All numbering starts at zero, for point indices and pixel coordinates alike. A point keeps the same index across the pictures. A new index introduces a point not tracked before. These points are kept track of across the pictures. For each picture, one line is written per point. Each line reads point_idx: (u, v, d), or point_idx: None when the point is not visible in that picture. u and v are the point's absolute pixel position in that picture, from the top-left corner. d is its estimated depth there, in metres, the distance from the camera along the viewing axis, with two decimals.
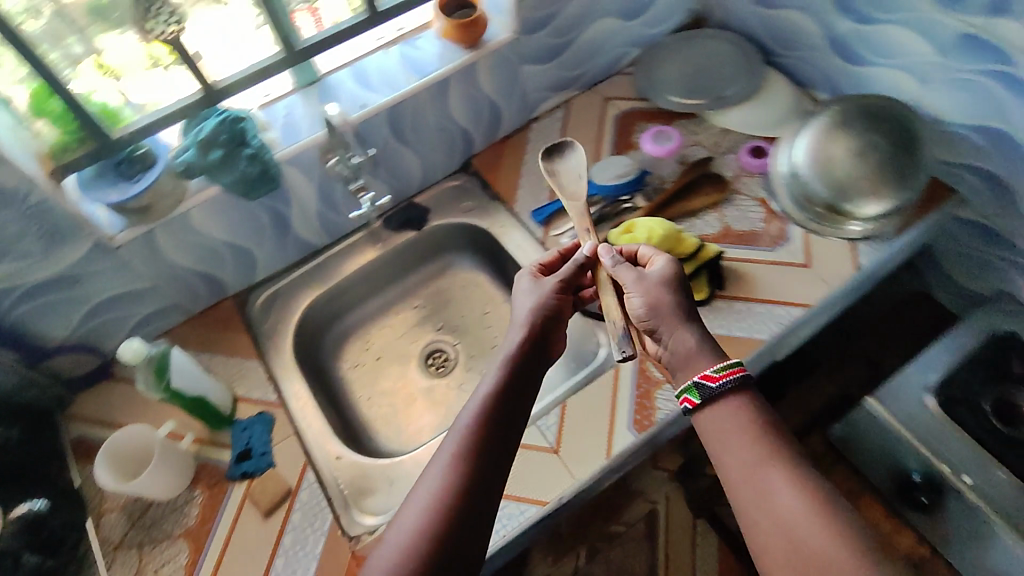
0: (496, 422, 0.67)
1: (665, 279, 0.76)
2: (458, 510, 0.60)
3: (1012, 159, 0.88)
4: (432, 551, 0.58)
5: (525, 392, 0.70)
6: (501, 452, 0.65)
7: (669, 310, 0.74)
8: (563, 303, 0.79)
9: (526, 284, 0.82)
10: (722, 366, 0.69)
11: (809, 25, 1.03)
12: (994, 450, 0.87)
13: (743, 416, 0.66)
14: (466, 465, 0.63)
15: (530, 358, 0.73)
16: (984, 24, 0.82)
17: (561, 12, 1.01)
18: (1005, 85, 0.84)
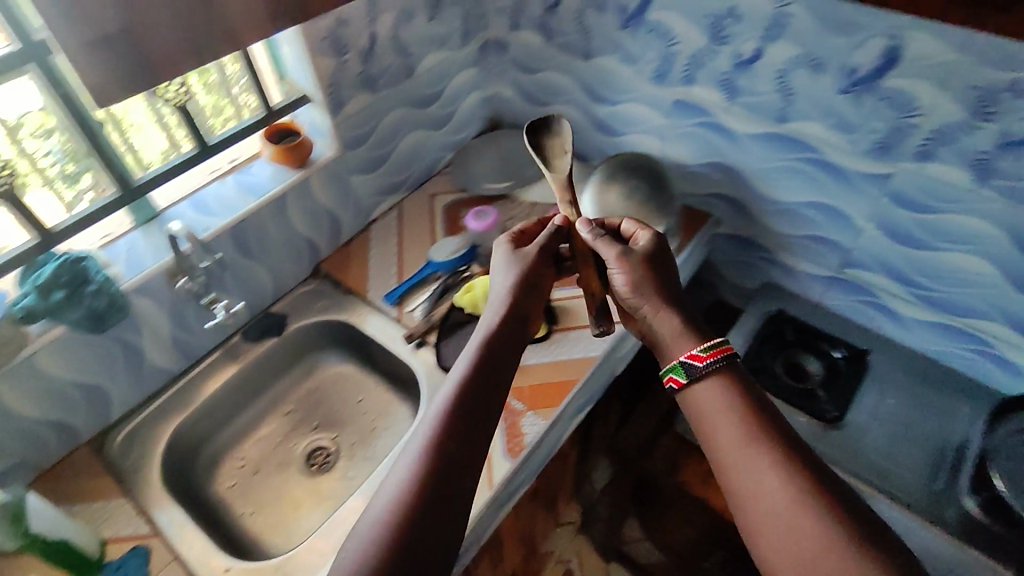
0: (471, 396, 0.73)
1: (648, 257, 0.83)
2: (438, 472, 0.66)
3: (737, 182, 1.16)
4: (415, 508, 0.63)
5: (499, 369, 0.77)
6: (478, 423, 0.71)
7: (650, 288, 0.81)
8: (537, 274, 0.87)
9: (503, 256, 0.89)
10: (707, 345, 0.75)
11: (576, 115, 1.32)
12: (792, 399, 1.05)
13: (729, 404, 0.71)
14: (444, 433, 0.69)
15: (503, 338, 0.80)
16: (685, 91, 1.11)
17: (376, 129, 1.20)
18: (713, 131, 1.13)
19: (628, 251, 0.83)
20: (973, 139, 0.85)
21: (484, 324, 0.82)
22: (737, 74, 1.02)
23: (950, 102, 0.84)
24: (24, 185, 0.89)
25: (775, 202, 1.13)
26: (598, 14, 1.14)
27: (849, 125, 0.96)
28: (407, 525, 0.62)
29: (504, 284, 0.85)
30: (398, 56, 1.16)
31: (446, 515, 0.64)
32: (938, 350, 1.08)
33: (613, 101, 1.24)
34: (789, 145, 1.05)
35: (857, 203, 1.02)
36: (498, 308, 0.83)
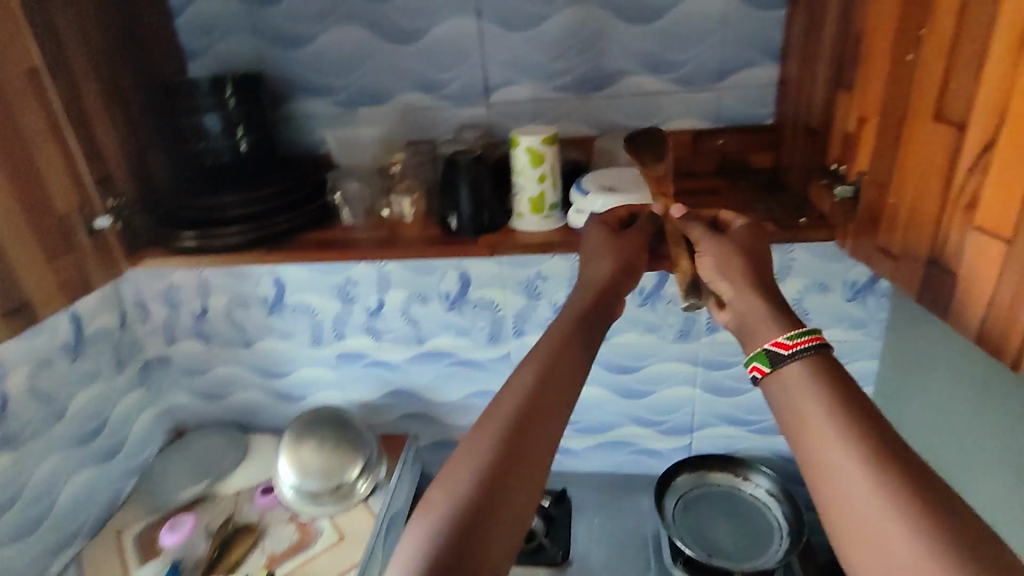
0: (551, 371, 0.64)
1: (748, 248, 0.72)
2: (512, 442, 0.57)
3: (413, 400, 1.36)
4: (484, 475, 0.55)
5: (581, 353, 0.67)
6: (560, 394, 0.63)
7: (753, 278, 0.70)
8: (624, 263, 0.74)
9: (597, 230, 0.77)
10: (794, 331, 0.63)
11: (259, 395, 1.41)
12: (531, 560, 1.17)
13: (820, 386, 0.58)
14: (523, 401, 0.61)
15: (586, 321, 0.69)
16: (341, 346, 1.32)
17: (26, 487, 1.08)
18: (378, 367, 1.33)
19: (723, 240, 0.72)
20: (539, 312, 1.22)
21: (572, 297, 0.73)
22: (373, 320, 1.27)
23: (513, 295, 1.21)
24: None
25: (447, 403, 1.35)
26: (246, 310, 1.31)
27: (464, 328, 1.25)
28: (477, 495, 0.53)
29: (588, 258, 0.75)
30: (42, 405, 1.10)
31: (521, 486, 0.56)
32: (611, 464, 1.37)
33: (286, 373, 1.37)
34: (434, 358, 1.30)
35: (499, 379, 1.30)
36: (587, 287, 0.72)
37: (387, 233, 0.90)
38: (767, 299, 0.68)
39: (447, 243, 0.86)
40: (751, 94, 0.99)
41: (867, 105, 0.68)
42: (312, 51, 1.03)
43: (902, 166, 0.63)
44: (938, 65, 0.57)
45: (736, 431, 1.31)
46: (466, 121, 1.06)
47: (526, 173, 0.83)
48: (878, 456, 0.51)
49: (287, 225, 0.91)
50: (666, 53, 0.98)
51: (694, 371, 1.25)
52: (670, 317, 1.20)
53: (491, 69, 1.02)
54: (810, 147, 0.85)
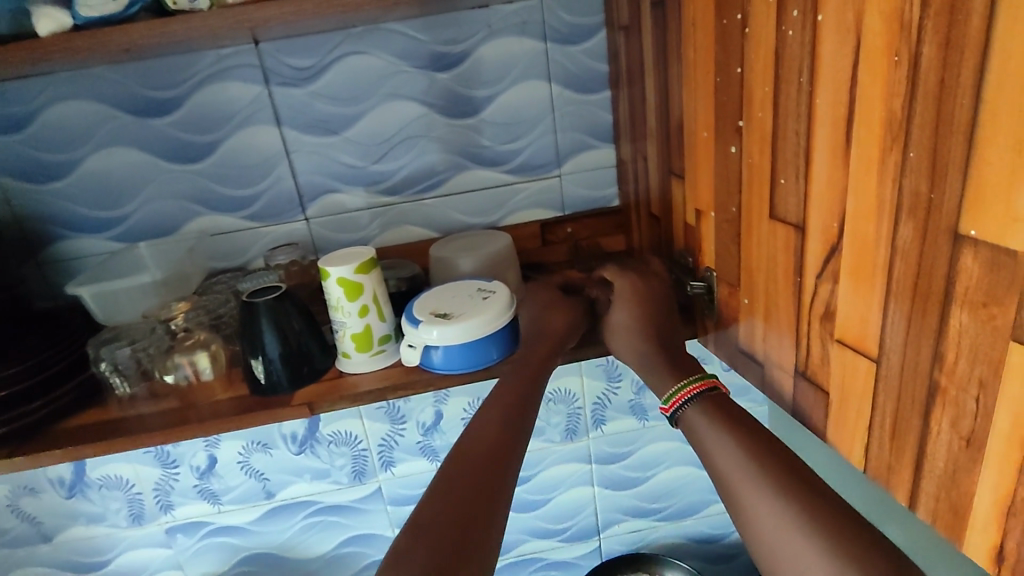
0: (511, 414, 0.61)
1: (648, 291, 0.71)
2: (477, 484, 0.54)
3: (271, 562, 1.14)
4: (455, 511, 0.51)
5: (536, 395, 0.65)
6: (503, 434, 0.59)
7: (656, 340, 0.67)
8: (573, 322, 0.71)
9: (537, 292, 0.74)
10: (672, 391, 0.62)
11: None
12: None
13: (717, 409, 0.59)
14: (487, 442, 0.58)
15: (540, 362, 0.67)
16: (167, 517, 1.08)
17: None
18: (220, 532, 1.10)
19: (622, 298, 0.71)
20: (406, 437, 1.07)
21: (528, 344, 0.69)
22: (205, 481, 1.05)
23: (374, 424, 1.05)
24: None
25: (318, 557, 1.14)
26: (35, 497, 1.03)
27: (322, 471, 1.07)
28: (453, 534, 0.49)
29: (536, 314, 0.72)
30: None
31: (494, 521, 0.52)
32: None
33: (104, 561, 1.10)
34: (290, 510, 1.10)
35: (373, 520, 1.12)
36: (544, 336, 0.69)
37: (177, 405, 0.72)
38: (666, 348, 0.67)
39: (257, 406, 0.70)
40: (591, 178, 0.93)
41: (701, 198, 0.62)
42: (76, 181, 0.85)
43: (748, 268, 0.56)
44: (764, 162, 0.50)
45: (642, 524, 1.20)
46: (283, 239, 0.91)
47: (343, 307, 0.70)
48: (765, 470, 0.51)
49: (43, 411, 0.70)
50: (497, 145, 0.90)
51: (589, 469, 1.14)
52: (553, 418, 1.08)
53: (303, 180, 0.88)
54: (656, 233, 0.79)
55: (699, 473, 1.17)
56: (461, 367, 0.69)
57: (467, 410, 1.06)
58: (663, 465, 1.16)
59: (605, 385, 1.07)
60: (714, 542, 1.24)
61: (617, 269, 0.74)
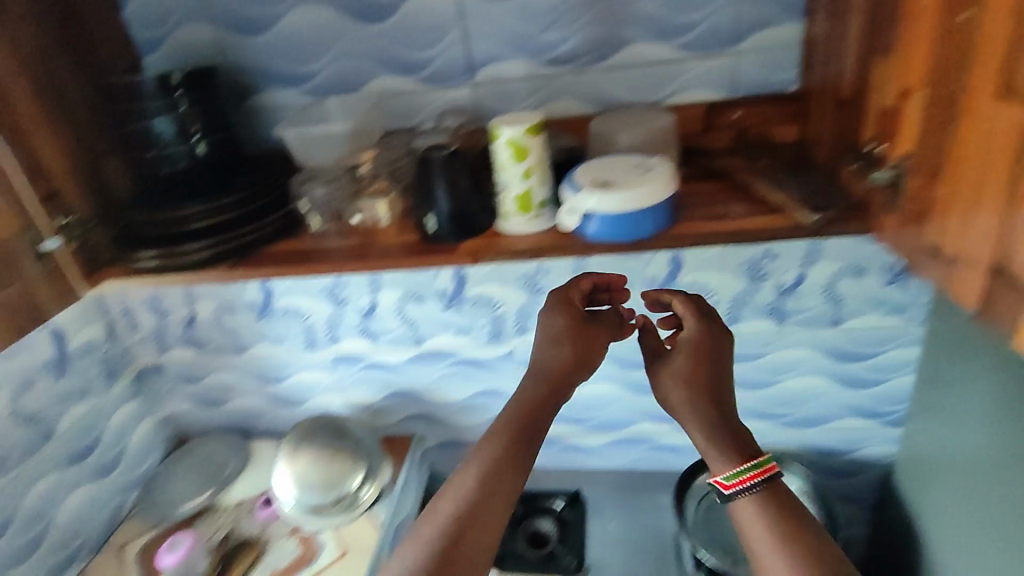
0: (512, 448, 0.77)
1: (702, 346, 0.83)
2: (472, 512, 0.71)
3: (416, 400, 1.30)
4: (453, 534, 0.70)
5: (537, 421, 0.80)
6: (503, 466, 0.75)
7: (698, 377, 0.81)
8: (589, 346, 0.86)
9: (556, 317, 0.87)
10: (736, 470, 0.73)
11: (257, 400, 1.37)
12: (542, 569, 1.11)
13: (766, 506, 0.71)
14: (492, 470, 0.75)
15: (547, 393, 0.83)
16: (334, 348, 1.26)
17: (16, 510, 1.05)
18: (375, 368, 1.27)
19: (681, 352, 0.84)
20: (542, 307, 1.14)
21: (536, 381, 0.84)
22: (367, 322, 1.21)
23: (514, 290, 1.13)
24: None
25: (453, 402, 1.29)
26: (235, 316, 1.24)
27: (464, 327, 1.18)
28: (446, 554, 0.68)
29: (549, 346, 0.86)
30: (25, 427, 1.07)
31: (478, 545, 0.70)
32: (629, 462, 1.28)
33: (283, 377, 1.32)
34: (434, 358, 1.23)
35: (502, 379, 1.23)
36: (546, 374, 0.84)
37: (358, 242, 0.83)
38: (715, 398, 0.79)
39: (424, 252, 0.78)
40: (770, 58, 0.86)
41: (911, 75, 0.57)
42: (275, 36, 0.93)
43: (954, 155, 0.51)
44: (1002, 30, 0.45)
45: (761, 426, 1.21)
46: (449, 105, 0.95)
47: (510, 169, 0.73)
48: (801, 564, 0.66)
49: (253, 236, 0.83)
50: (672, 17, 0.85)
51: None
52: None
53: (474, 45, 0.90)
54: (841, 120, 0.73)
55: (832, 386, 1.14)
56: (617, 237, 0.71)
57: None
58: (794, 372, 1.14)
59: (747, 283, 1.05)
60: (834, 455, 1.23)
61: (682, 304, 0.88)
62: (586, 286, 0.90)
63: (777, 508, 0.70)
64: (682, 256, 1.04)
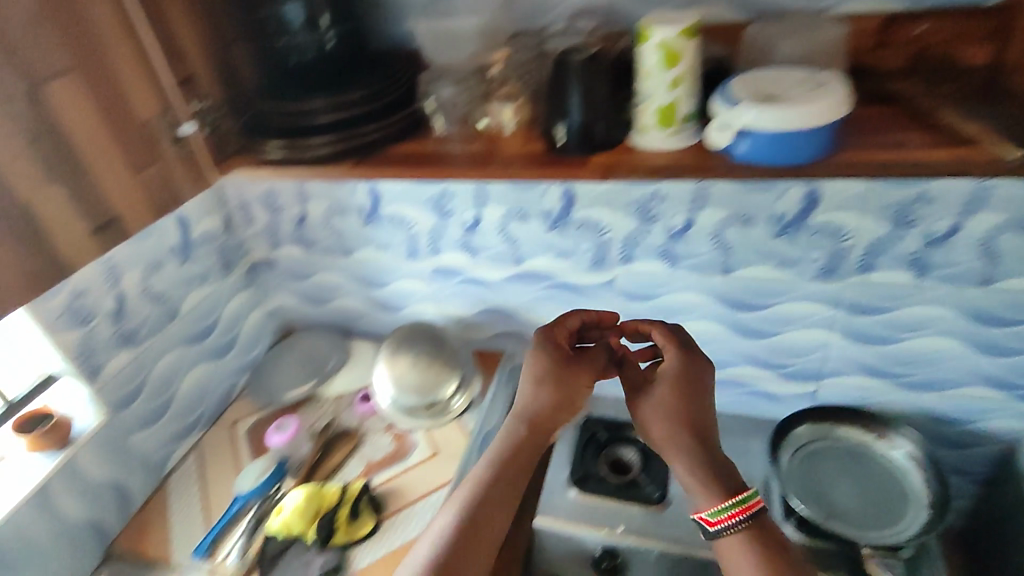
0: (498, 486, 0.88)
1: (676, 375, 0.90)
2: (463, 537, 0.83)
3: (511, 319, 1.30)
4: (448, 555, 0.81)
5: (522, 460, 0.90)
6: (489, 501, 0.86)
7: (680, 407, 0.87)
8: (572, 383, 0.94)
9: (537, 357, 0.95)
10: (718, 506, 0.80)
11: (357, 303, 1.42)
12: (624, 495, 1.11)
13: (748, 537, 0.77)
14: (478, 505, 0.86)
15: (530, 434, 0.92)
16: (435, 259, 1.26)
17: (147, 379, 1.15)
18: (474, 284, 1.27)
19: (659, 383, 0.90)
20: (652, 237, 1.08)
21: (522, 419, 0.93)
22: (469, 236, 1.20)
23: (623, 218, 1.07)
24: None
25: (547, 325, 1.28)
26: (343, 218, 1.27)
27: (566, 251, 1.15)
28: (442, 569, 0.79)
29: (528, 387, 0.94)
30: (156, 305, 1.15)
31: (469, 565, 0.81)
32: (720, 402, 1.26)
33: (383, 283, 1.35)
34: (532, 279, 1.22)
35: (600, 307, 1.20)
36: (527, 414, 0.92)
37: (482, 149, 0.80)
38: (688, 425, 0.86)
39: (549, 163, 0.74)
40: None
41: None
42: None
43: None
44: None
45: (873, 384, 1.13)
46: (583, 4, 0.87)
47: (656, 75, 0.67)
48: None
49: (377, 135, 0.82)
50: None
51: (833, 315, 1.07)
52: (813, 252, 1.01)
53: None
54: None
55: (966, 351, 1.04)
56: (771, 159, 0.64)
57: (720, 226, 1.02)
58: (923, 331, 1.04)
59: (889, 229, 0.95)
60: (951, 424, 1.14)
61: (662, 337, 0.95)
62: (564, 336, 0.99)
63: (762, 539, 0.77)
64: (819, 192, 0.94)
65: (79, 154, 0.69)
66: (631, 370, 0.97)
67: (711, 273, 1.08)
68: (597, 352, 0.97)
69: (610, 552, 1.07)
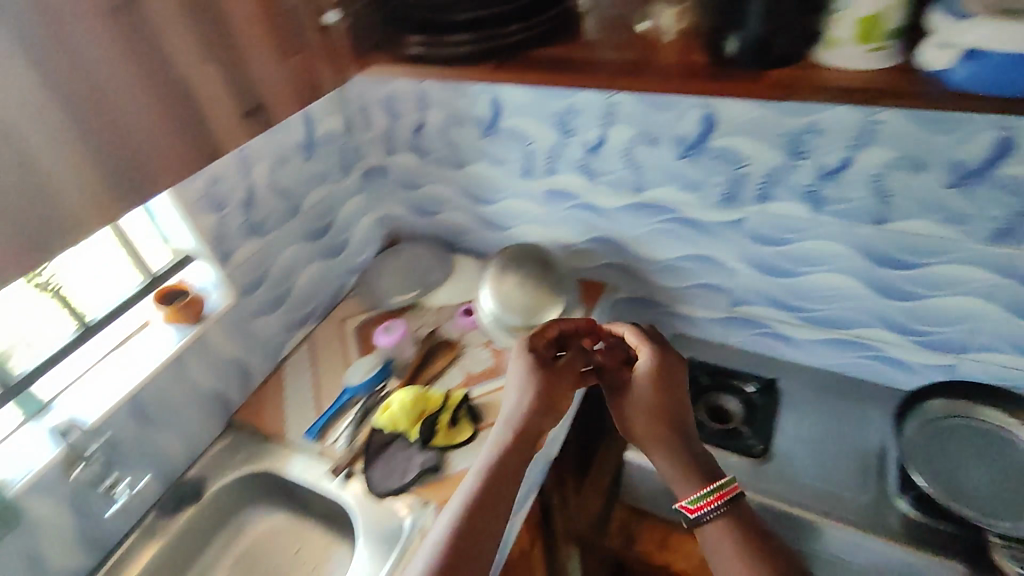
0: (497, 490, 0.82)
1: (654, 372, 0.93)
2: (464, 541, 0.77)
3: (620, 251, 1.25)
4: (453, 555, 0.76)
5: (516, 466, 0.86)
6: (492, 503, 0.81)
7: (657, 402, 0.91)
8: (558, 383, 0.95)
9: (525, 359, 0.96)
10: (697, 493, 0.83)
11: (465, 218, 1.41)
12: (722, 444, 1.08)
13: (728, 521, 0.81)
14: (477, 506, 0.81)
15: (519, 443, 0.88)
16: (551, 180, 1.21)
17: (269, 270, 1.21)
18: (588, 210, 1.22)
19: (638, 382, 0.93)
20: (797, 175, 0.98)
21: (510, 424, 0.90)
22: (590, 158, 1.14)
23: (768, 151, 0.97)
24: None
25: (658, 261, 1.22)
26: (461, 129, 1.24)
27: (695, 182, 1.07)
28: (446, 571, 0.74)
29: (519, 387, 0.94)
30: (281, 199, 1.19)
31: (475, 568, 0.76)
32: (836, 364, 1.17)
33: (493, 200, 1.33)
34: (651, 210, 1.15)
35: (722, 247, 1.12)
36: (515, 418, 0.91)
37: (634, 58, 0.73)
38: (664, 419, 0.91)
39: (710, 75, 0.67)
40: None
41: None
42: None
43: None
44: None
45: None
46: None
47: None
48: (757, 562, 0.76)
49: (520, 37, 0.77)
50: None
51: (999, 283, 0.95)
52: (991, 210, 0.88)
53: None
54: None
55: None
56: (994, 90, 0.55)
57: (883, 169, 0.91)
58: None
59: None
60: None
61: (634, 335, 0.96)
62: (540, 342, 0.98)
63: (743, 521, 0.81)
64: (1016, 137, 0.81)
65: (236, 37, 0.69)
66: (608, 372, 0.98)
67: (860, 221, 0.98)
68: (575, 355, 0.97)
69: None
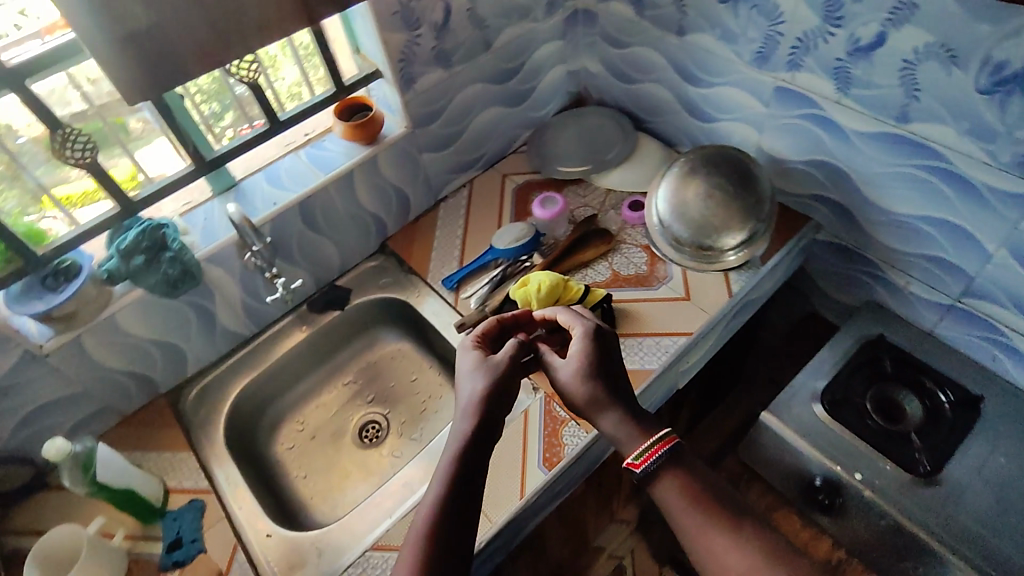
0: (458, 510, 0.66)
1: (590, 348, 0.76)
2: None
3: (846, 188, 1.01)
4: None
5: (478, 473, 0.69)
6: (453, 527, 0.65)
7: (594, 370, 0.74)
8: (511, 380, 0.75)
9: (468, 355, 0.78)
10: (641, 447, 0.68)
11: (666, 96, 1.21)
12: (879, 445, 0.95)
13: (679, 474, 0.67)
14: (438, 529, 0.64)
15: (479, 445, 0.70)
16: (787, 76, 0.97)
17: (448, 105, 1.15)
18: (822, 126, 0.98)
19: (570, 359, 0.75)
20: None
21: (462, 422, 0.71)
22: (851, 61, 0.87)
23: None
24: (132, 147, 0.96)
25: (889, 213, 0.97)
26: None
27: (988, 130, 0.79)
28: None
29: (466, 380, 0.75)
30: (476, 30, 1.09)
31: None
32: None
33: (704, 84, 1.11)
34: (908, 148, 0.89)
35: (987, 221, 0.86)
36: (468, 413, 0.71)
37: None
38: (607, 384, 0.73)
39: None
40: None
41: None
42: None
43: None
44: None
45: None
46: None
47: None
48: (736, 522, 0.63)
49: None
50: None
51: None
52: None
53: None
54: None
55: None
56: None
57: None
58: None
59: None
60: None
61: (570, 317, 0.80)
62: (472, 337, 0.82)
63: (699, 473, 0.68)
64: None
65: None
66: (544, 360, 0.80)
67: None
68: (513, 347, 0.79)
69: (830, 488, 0.96)
